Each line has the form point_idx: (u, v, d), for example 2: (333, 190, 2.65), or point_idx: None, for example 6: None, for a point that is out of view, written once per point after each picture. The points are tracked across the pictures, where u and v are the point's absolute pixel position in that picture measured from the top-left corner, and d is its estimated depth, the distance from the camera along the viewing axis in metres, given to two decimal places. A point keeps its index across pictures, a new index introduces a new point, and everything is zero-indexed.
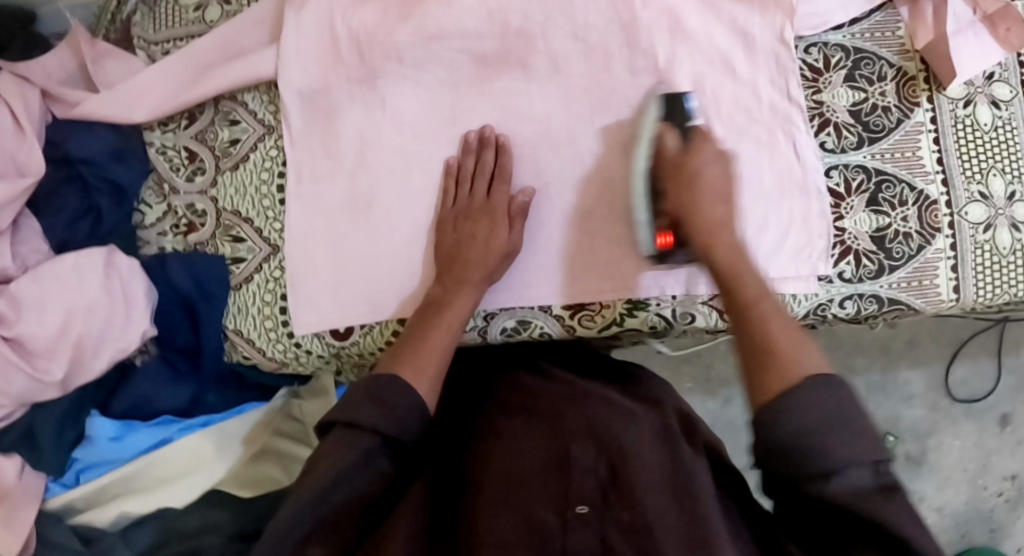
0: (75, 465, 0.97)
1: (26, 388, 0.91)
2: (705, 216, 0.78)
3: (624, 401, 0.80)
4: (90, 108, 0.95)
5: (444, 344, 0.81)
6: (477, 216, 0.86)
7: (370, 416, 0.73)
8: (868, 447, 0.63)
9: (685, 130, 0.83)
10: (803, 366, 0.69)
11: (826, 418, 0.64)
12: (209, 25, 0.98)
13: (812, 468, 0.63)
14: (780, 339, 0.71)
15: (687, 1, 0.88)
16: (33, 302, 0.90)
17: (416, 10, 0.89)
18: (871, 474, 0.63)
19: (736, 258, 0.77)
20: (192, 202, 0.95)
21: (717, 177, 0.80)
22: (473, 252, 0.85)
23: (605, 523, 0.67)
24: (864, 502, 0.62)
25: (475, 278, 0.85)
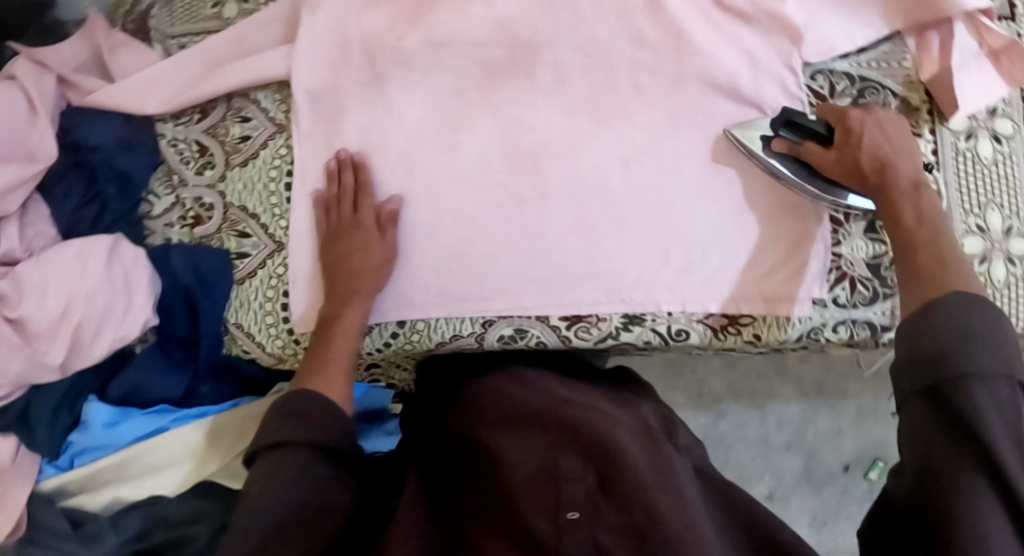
0: (70, 449, 0.98)
1: (24, 369, 0.92)
2: (874, 172, 0.82)
3: (603, 405, 0.84)
4: (104, 95, 0.97)
5: (346, 354, 0.85)
6: (365, 232, 0.86)
7: (292, 437, 0.78)
8: (1000, 362, 0.69)
9: (806, 135, 0.85)
10: (966, 286, 0.75)
11: (963, 329, 0.71)
12: (225, 21, 0.99)
13: (950, 373, 0.69)
14: (948, 258, 0.77)
15: (695, 22, 0.88)
16: (35, 286, 0.92)
17: (427, 16, 0.89)
18: (1007, 390, 0.68)
19: (906, 198, 0.81)
20: (200, 195, 0.96)
21: (884, 144, 0.83)
22: (355, 262, 0.86)
23: (597, 528, 0.70)
24: (995, 411, 0.67)
25: (367, 288, 0.86)
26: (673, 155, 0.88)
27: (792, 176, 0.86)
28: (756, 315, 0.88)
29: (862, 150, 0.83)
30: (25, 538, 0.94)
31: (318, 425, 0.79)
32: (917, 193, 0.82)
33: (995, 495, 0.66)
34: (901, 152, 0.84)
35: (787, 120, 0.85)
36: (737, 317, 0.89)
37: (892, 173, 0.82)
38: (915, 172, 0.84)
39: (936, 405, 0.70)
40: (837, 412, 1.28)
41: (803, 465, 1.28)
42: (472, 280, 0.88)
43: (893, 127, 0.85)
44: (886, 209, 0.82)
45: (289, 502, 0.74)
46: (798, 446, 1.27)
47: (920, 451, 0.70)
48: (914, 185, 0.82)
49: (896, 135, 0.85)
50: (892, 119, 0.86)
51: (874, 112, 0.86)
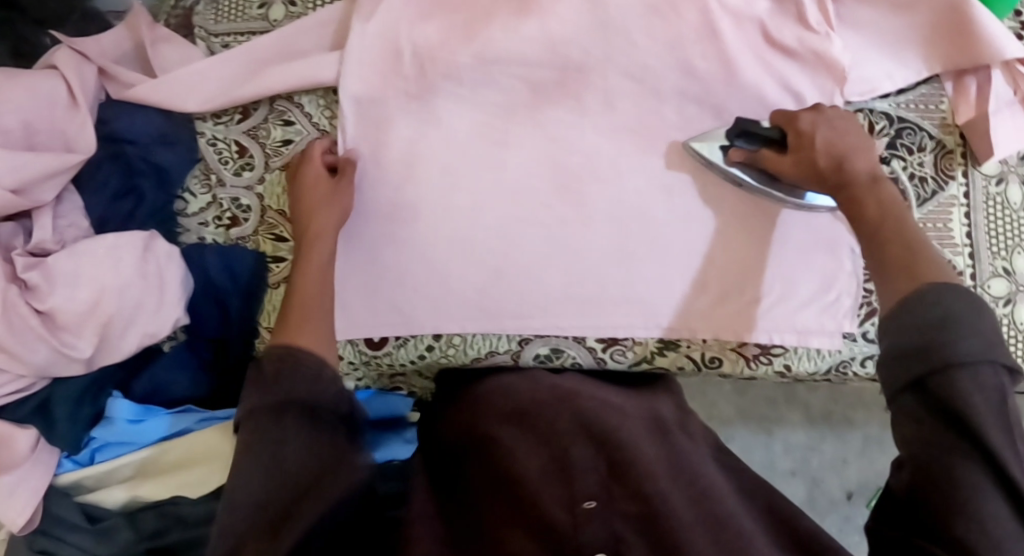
0: (92, 443, 0.98)
1: (49, 359, 0.91)
2: (831, 171, 0.79)
3: (613, 398, 0.86)
4: (145, 90, 0.96)
5: (316, 299, 0.82)
6: (313, 184, 0.88)
7: (266, 409, 0.71)
8: (987, 346, 0.64)
9: (759, 143, 0.84)
10: (941, 275, 0.69)
11: (939, 316, 0.65)
12: (272, 23, 0.99)
13: (935, 363, 0.63)
14: (916, 248, 0.71)
15: (743, 51, 0.88)
16: (66, 276, 0.91)
17: (481, 32, 0.89)
18: (993, 376, 0.63)
19: (868, 194, 0.76)
20: (237, 196, 0.97)
21: (839, 140, 0.80)
22: (310, 202, 0.87)
23: (613, 517, 0.72)
24: (982, 399, 0.62)
25: (328, 227, 0.86)
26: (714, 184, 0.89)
27: (754, 182, 0.86)
28: (788, 346, 0.89)
29: (816, 150, 0.80)
30: (39, 531, 0.94)
31: (297, 388, 0.72)
32: (876, 186, 0.77)
33: (991, 483, 0.61)
34: (857, 145, 0.80)
35: (740, 130, 0.85)
36: (769, 347, 0.90)
37: (849, 168, 0.78)
38: (873, 165, 0.79)
39: (925, 398, 0.64)
40: (844, 441, 1.29)
41: (806, 493, 1.28)
42: (510, 299, 0.89)
43: (846, 125, 0.82)
44: (849, 206, 0.77)
45: (293, 466, 0.69)
46: (802, 473, 1.28)
47: (912, 442, 0.64)
48: (872, 179, 0.77)
49: (847, 130, 0.81)
50: (845, 118, 0.83)
51: (825, 112, 0.84)
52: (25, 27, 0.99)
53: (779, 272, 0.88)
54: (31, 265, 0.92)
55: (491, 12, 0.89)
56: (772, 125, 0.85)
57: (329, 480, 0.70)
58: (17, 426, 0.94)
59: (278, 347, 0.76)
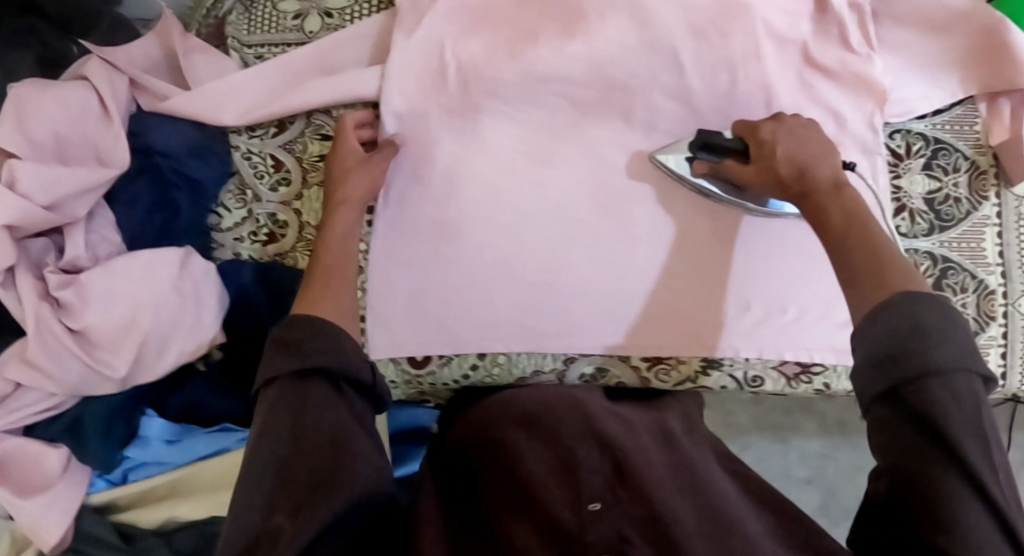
0: (125, 463, 0.97)
1: (82, 377, 0.92)
2: (795, 182, 0.77)
3: (623, 411, 0.86)
4: (180, 102, 0.94)
5: (340, 263, 0.83)
6: (348, 150, 0.89)
7: (288, 380, 0.73)
8: (962, 356, 0.62)
9: (723, 156, 0.83)
10: (908, 284, 0.67)
11: (909, 323, 0.63)
12: (308, 35, 0.97)
13: (912, 371, 0.62)
14: (884, 258, 0.69)
15: (782, 79, 0.87)
16: (100, 293, 0.91)
17: (526, 51, 0.88)
18: (967, 385, 0.62)
19: (832, 201, 0.74)
20: (273, 211, 0.96)
21: (801, 149, 0.79)
22: (342, 166, 0.88)
23: (620, 518, 0.71)
24: (957, 409, 0.61)
25: (355, 196, 0.87)
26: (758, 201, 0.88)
27: (721, 194, 0.87)
28: (828, 364, 0.90)
29: (777, 159, 0.78)
30: (71, 549, 0.95)
31: (319, 356, 0.73)
32: (839, 193, 0.74)
33: (974, 495, 0.60)
34: (821, 153, 0.79)
35: (703, 143, 0.84)
36: (809, 365, 0.91)
37: (813, 177, 0.76)
38: (837, 172, 0.77)
39: (902, 407, 0.62)
40: (858, 449, 1.25)
41: (820, 501, 1.25)
42: (554, 318, 0.88)
43: (806, 134, 0.80)
44: (813, 216, 0.74)
45: (314, 438, 0.70)
46: (818, 481, 1.25)
47: (889, 452, 0.63)
48: (836, 186, 0.75)
49: (809, 138, 0.80)
50: (807, 126, 0.82)
51: (787, 121, 0.82)
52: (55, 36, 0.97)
53: (751, 279, 0.88)
54: (64, 282, 0.91)
55: (536, 31, 0.89)
56: (734, 135, 0.84)
57: (347, 462, 0.69)
58: (48, 445, 0.95)
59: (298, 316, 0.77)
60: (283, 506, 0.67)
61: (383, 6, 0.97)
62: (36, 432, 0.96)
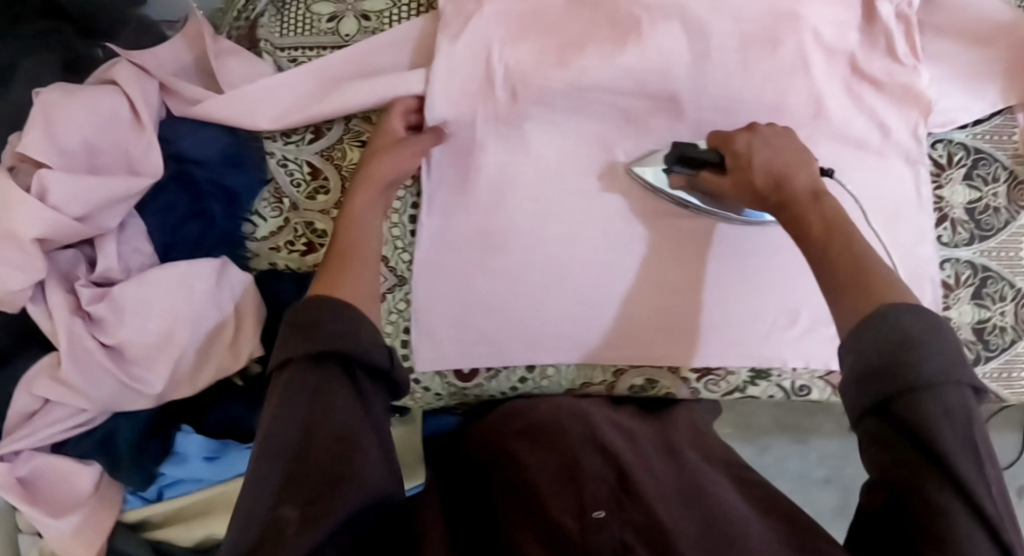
0: (161, 479, 0.95)
1: (115, 394, 0.89)
2: (773, 192, 0.75)
3: (623, 422, 0.84)
4: (213, 107, 0.91)
5: (357, 245, 0.79)
6: (388, 130, 0.88)
7: (305, 362, 0.70)
8: (955, 367, 0.61)
9: (699, 167, 0.82)
10: (899, 295, 0.65)
11: (899, 335, 0.62)
12: (344, 38, 0.95)
13: (903, 383, 0.61)
14: (868, 267, 0.67)
15: (833, 88, 0.88)
16: (135, 308, 0.88)
17: (576, 59, 0.87)
18: (959, 397, 0.61)
19: (812, 211, 0.72)
20: (312, 220, 0.94)
21: (777, 158, 0.76)
22: (376, 145, 0.87)
23: (624, 525, 0.69)
24: (949, 424, 0.60)
25: (379, 176, 0.84)
26: None
27: (699, 203, 0.87)
28: None
29: (754, 171, 0.76)
30: None
31: (334, 341, 0.69)
32: (818, 203, 0.73)
33: (968, 511, 0.59)
34: (798, 160, 0.76)
35: (677, 156, 0.83)
36: None
37: (791, 187, 0.74)
38: (816, 180, 0.75)
39: (893, 421, 0.62)
40: None
41: (839, 500, 1.26)
42: (604, 329, 0.88)
43: (783, 142, 0.78)
44: (793, 227, 0.73)
45: (336, 421, 0.68)
46: (836, 481, 1.26)
47: (883, 466, 0.62)
48: (814, 195, 0.73)
49: (785, 147, 0.78)
50: (783, 134, 0.80)
51: (762, 129, 0.80)
52: (80, 39, 0.96)
53: (734, 285, 0.89)
54: (97, 296, 0.88)
55: (585, 39, 0.88)
56: (710, 146, 0.82)
57: (357, 460, 0.68)
58: (79, 462, 0.93)
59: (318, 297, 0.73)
60: (291, 499, 0.65)
61: (424, 9, 0.94)
62: (65, 449, 0.93)
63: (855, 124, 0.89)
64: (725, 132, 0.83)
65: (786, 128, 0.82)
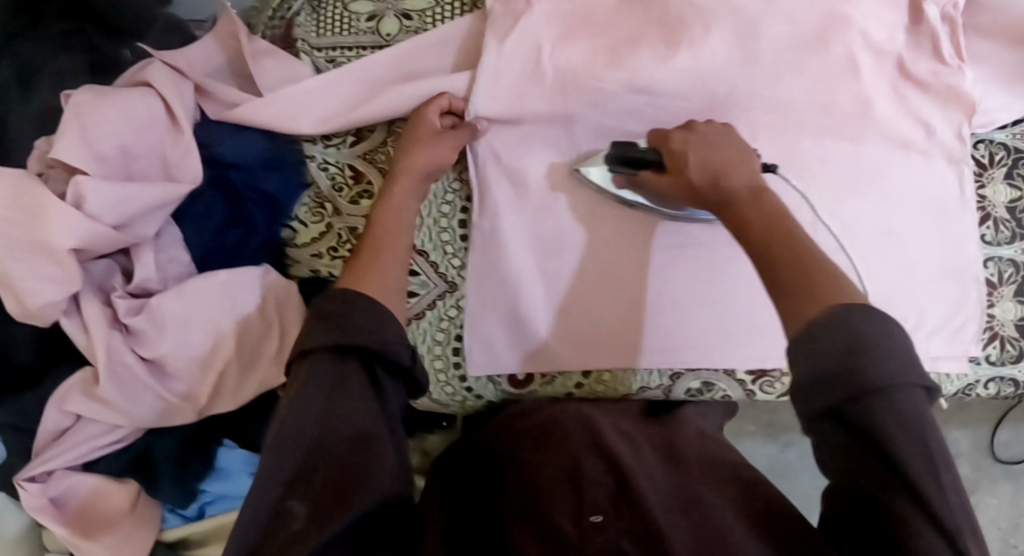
0: (202, 497, 0.92)
1: (154, 410, 0.86)
2: (709, 189, 0.73)
3: (627, 428, 0.84)
4: (251, 109, 0.88)
5: (388, 236, 0.77)
6: (424, 119, 0.85)
7: (326, 355, 0.67)
8: (915, 369, 0.59)
9: (640, 166, 0.80)
10: (845, 292, 0.62)
11: (847, 341, 0.59)
12: (384, 38, 0.92)
13: (859, 390, 0.58)
14: (811, 266, 0.64)
15: (880, 89, 0.88)
16: (176, 320, 0.85)
17: (629, 60, 0.86)
18: (921, 402, 0.59)
19: (749, 211, 0.69)
20: (356, 225, 0.91)
21: (712, 156, 0.75)
22: (414, 135, 0.84)
23: (615, 530, 0.68)
24: (902, 429, 0.58)
25: (415, 167, 0.82)
26: (852, 215, 0.89)
27: (647, 203, 0.85)
28: None
29: (690, 168, 0.75)
30: None
31: (358, 334, 0.68)
32: (757, 201, 0.70)
33: (929, 522, 0.58)
34: (733, 159, 0.75)
35: (616, 157, 0.81)
36: None
37: (726, 186, 0.72)
38: (755, 179, 0.72)
39: (844, 426, 0.59)
40: None
41: None
42: (659, 332, 0.87)
43: (720, 140, 0.77)
44: (735, 226, 0.70)
45: (346, 424, 0.66)
46: None
47: (843, 473, 0.60)
48: (753, 192, 0.70)
49: (724, 145, 0.76)
50: (721, 132, 0.79)
51: (700, 128, 0.80)
52: (105, 40, 0.94)
53: (684, 285, 0.87)
54: (136, 307, 0.85)
55: (637, 39, 0.87)
56: (649, 146, 0.81)
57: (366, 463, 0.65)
58: (115, 480, 0.89)
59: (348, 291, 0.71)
60: (300, 492, 0.64)
61: (468, 8, 0.92)
62: (98, 467, 0.88)
63: (898, 123, 0.89)
64: (664, 130, 0.82)
65: (725, 125, 0.80)
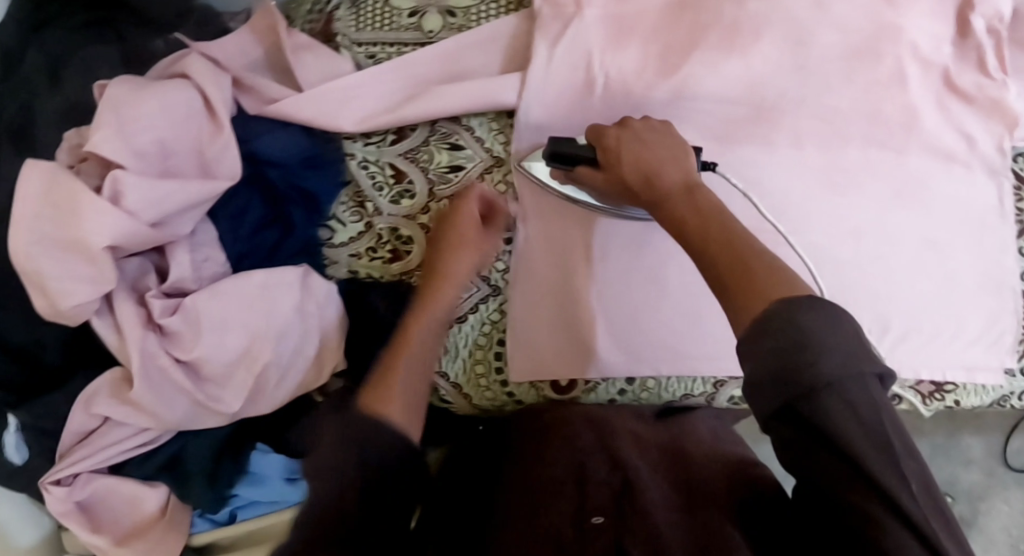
0: (232, 502, 0.90)
1: (187, 414, 0.83)
2: (642, 189, 0.72)
3: (638, 429, 0.83)
4: (291, 104, 0.86)
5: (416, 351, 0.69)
6: (461, 209, 0.79)
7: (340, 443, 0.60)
8: (865, 356, 0.57)
9: (579, 162, 0.79)
10: (788, 285, 0.60)
11: (791, 339, 0.56)
12: (427, 35, 0.91)
13: (809, 384, 0.56)
14: (751, 257, 0.62)
15: (925, 101, 0.88)
16: (213, 322, 0.82)
17: (681, 68, 0.85)
18: (873, 391, 0.56)
19: (684, 210, 0.68)
20: (396, 225, 0.88)
21: (646, 151, 0.74)
22: (450, 228, 0.78)
23: (617, 534, 0.67)
24: (855, 421, 0.55)
25: (456, 269, 0.75)
26: (897, 227, 0.88)
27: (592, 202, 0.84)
28: (958, 383, 0.91)
29: (622, 164, 0.74)
30: None
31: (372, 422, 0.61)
32: (690, 195, 0.68)
33: (901, 522, 0.54)
34: (668, 155, 0.73)
35: (551, 152, 0.80)
36: (941, 384, 0.92)
37: (658, 183, 0.71)
38: (687, 174, 0.71)
39: (798, 427, 0.56)
40: None
41: None
42: (705, 339, 0.86)
43: (654, 137, 0.75)
44: (672, 225, 0.68)
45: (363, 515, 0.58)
46: None
47: (806, 473, 0.58)
48: (686, 188, 0.69)
49: (658, 141, 0.75)
50: (656, 129, 0.77)
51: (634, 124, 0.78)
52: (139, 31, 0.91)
53: (651, 283, 0.86)
54: (171, 308, 0.82)
55: (690, 45, 0.86)
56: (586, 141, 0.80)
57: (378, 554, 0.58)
58: (144, 484, 0.86)
59: (366, 411, 0.62)
60: None
61: (513, 7, 0.91)
62: (126, 472, 0.85)
63: (942, 134, 0.89)
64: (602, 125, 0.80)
65: (663, 121, 0.78)
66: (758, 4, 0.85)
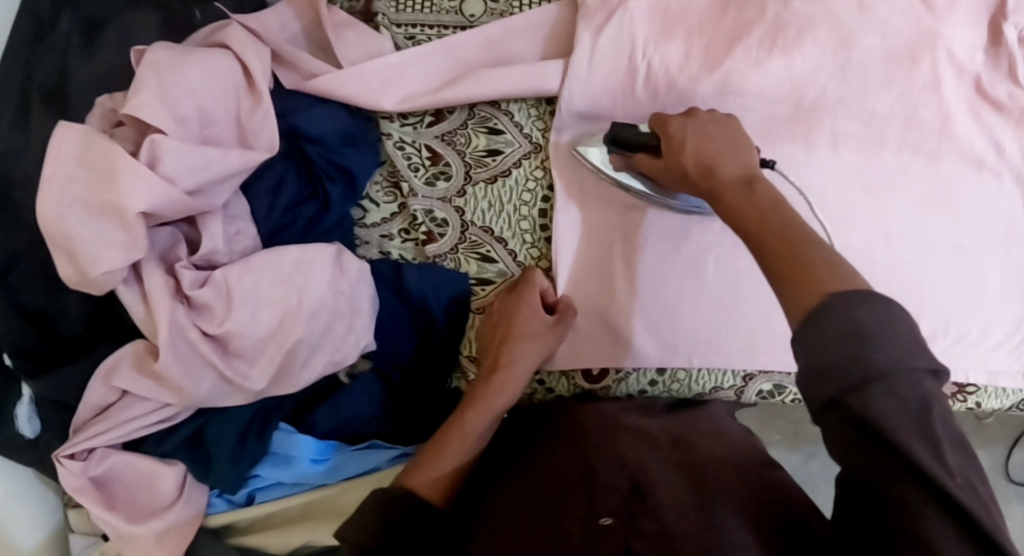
0: (253, 483, 0.86)
1: (212, 390, 0.80)
2: (702, 180, 0.69)
3: (654, 426, 0.80)
4: (330, 81, 0.86)
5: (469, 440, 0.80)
6: (522, 303, 0.83)
7: (378, 495, 0.73)
8: (921, 353, 0.54)
9: (638, 148, 0.78)
10: (847, 276, 0.57)
11: (851, 326, 0.54)
12: (467, 18, 0.91)
13: (857, 373, 0.53)
14: (808, 251, 0.59)
15: (958, 104, 0.89)
16: (246, 295, 0.81)
17: (724, 62, 0.86)
18: (925, 387, 0.54)
19: (742, 204, 0.65)
20: (431, 208, 0.88)
21: (710, 142, 0.72)
22: (516, 326, 0.82)
23: (629, 535, 0.65)
24: (903, 414, 0.53)
25: (518, 372, 0.82)
26: (929, 229, 0.89)
27: (646, 190, 0.84)
28: (981, 385, 0.92)
29: (686, 156, 0.72)
30: None
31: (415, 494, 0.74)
32: (749, 189, 0.66)
33: (942, 513, 0.53)
34: (734, 148, 0.71)
35: (612, 136, 0.81)
36: (964, 386, 0.92)
37: (718, 175, 0.69)
38: (750, 168, 0.69)
39: (844, 420, 0.54)
40: None
41: None
42: (740, 335, 0.86)
43: (717, 130, 0.73)
44: (728, 210, 0.66)
45: None
46: None
47: (853, 467, 0.55)
48: (747, 180, 0.67)
49: (726, 135, 0.72)
50: (722, 122, 0.74)
51: (701, 115, 0.76)
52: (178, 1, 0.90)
53: (674, 275, 0.85)
54: (201, 281, 0.80)
55: (731, 42, 0.86)
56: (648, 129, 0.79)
57: None
58: (161, 462, 0.83)
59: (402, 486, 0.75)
60: None
61: None
62: (143, 448, 0.83)
63: (973, 140, 0.89)
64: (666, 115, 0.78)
65: (730, 116, 0.76)
66: (801, 3, 0.86)
